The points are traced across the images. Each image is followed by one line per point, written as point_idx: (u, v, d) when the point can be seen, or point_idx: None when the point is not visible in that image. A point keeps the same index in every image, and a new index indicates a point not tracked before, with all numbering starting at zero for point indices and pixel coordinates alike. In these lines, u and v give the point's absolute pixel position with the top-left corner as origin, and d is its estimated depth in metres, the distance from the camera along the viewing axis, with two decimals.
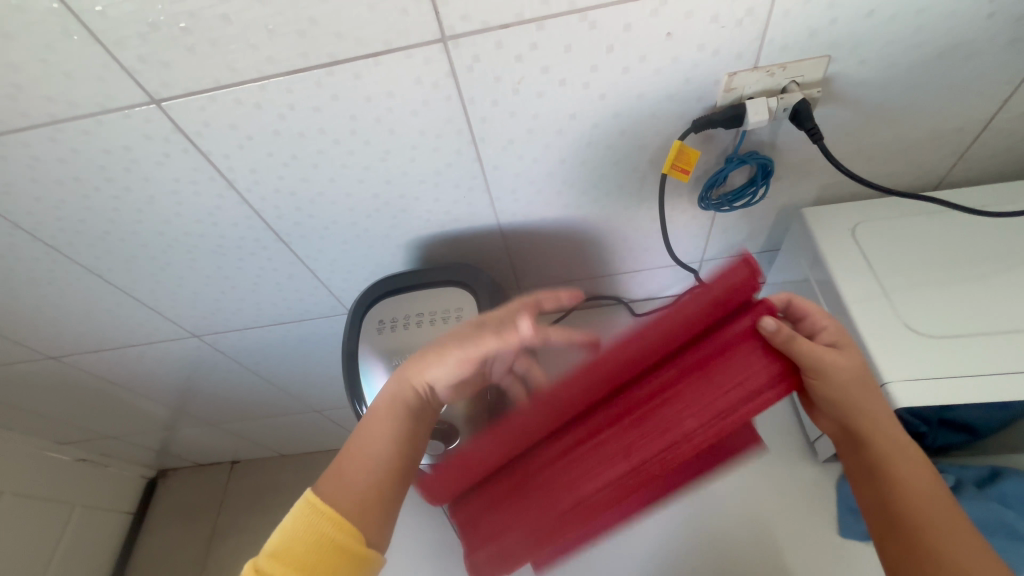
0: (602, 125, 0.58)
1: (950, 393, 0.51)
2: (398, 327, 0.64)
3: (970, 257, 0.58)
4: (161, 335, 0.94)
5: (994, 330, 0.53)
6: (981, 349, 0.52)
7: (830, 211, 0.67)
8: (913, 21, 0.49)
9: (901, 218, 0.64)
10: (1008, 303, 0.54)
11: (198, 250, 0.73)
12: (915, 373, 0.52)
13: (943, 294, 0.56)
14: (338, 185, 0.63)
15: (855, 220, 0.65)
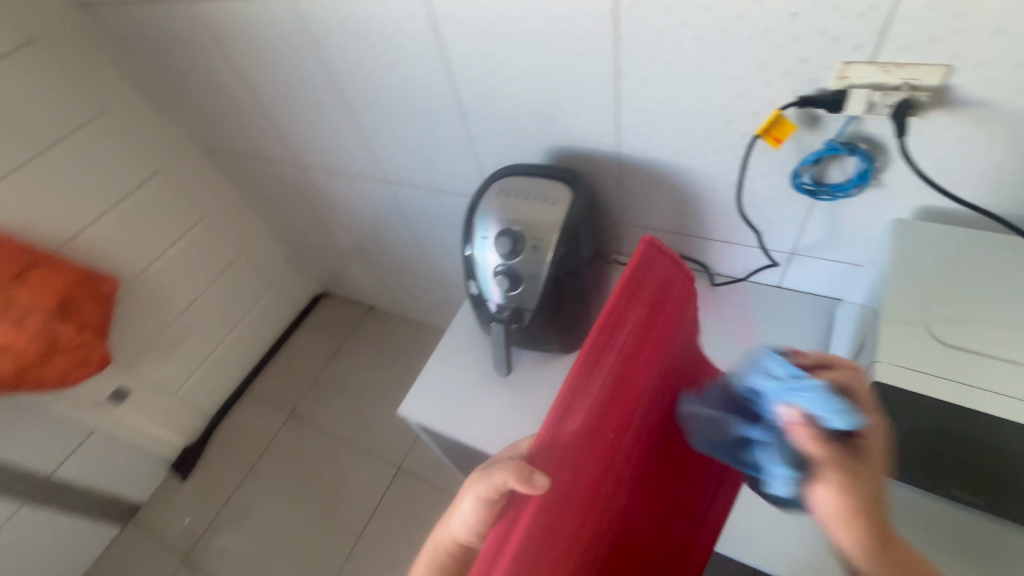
0: (722, 86, 0.69)
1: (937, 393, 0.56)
2: (510, 195, 0.85)
3: None
4: (367, 172, 1.31)
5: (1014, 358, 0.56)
6: (991, 372, 0.56)
7: (926, 228, 0.70)
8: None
9: (994, 257, 0.65)
10: None
11: (411, 111, 1.03)
12: (910, 365, 0.58)
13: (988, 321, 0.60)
14: (513, 83, 0.86)
15: (943, 243, 0.67)
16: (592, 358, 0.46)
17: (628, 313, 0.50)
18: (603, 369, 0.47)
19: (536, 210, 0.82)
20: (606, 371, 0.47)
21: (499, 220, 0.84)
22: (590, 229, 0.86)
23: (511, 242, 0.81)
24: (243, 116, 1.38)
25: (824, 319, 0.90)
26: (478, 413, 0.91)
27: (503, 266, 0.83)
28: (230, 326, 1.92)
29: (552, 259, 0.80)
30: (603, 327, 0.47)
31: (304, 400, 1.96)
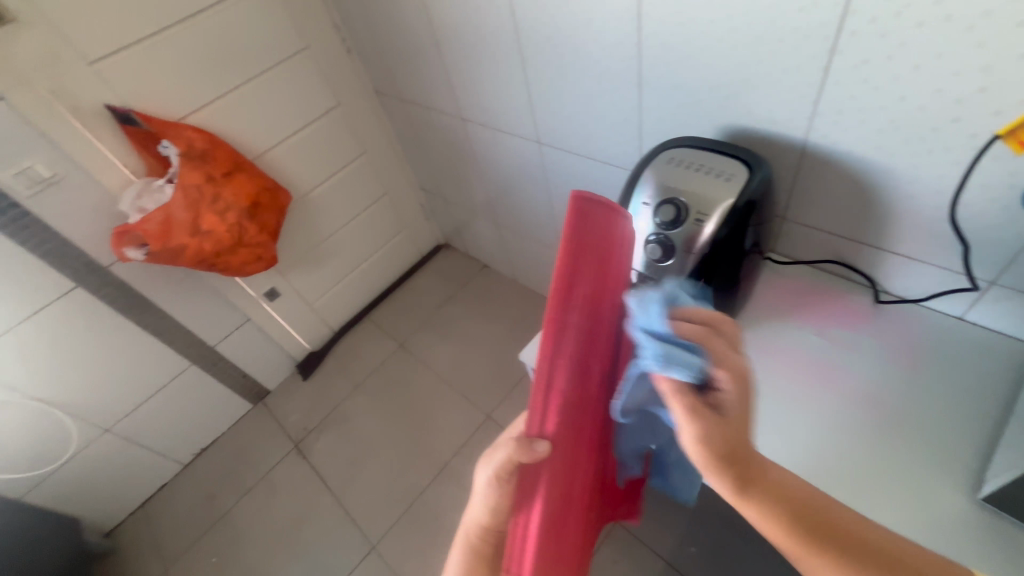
0: (965, 76, 0.62)
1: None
2: (680, 166, 0.85)
3: None
4: (522, 132, 1.36)
5: None
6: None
7: None
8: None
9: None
10: None
11: (585, 74, 1.05)
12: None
13: None
14: (706, 54, 0.84)
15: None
16: (564, 342, 0.46)
17: (572, 289, 0.47)
18: (567, 366, 0.47)
19: (705, 183, 0.80)
20: (571, 368, 0.47)
21: (663, 188, 0.84)
22: (760, 214, 0.83)
23: (675, 210, 0.81)
24: (419, 64, 1.49)
25: (1014, 363, 0.78)
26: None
27: (659, 233, 0.82)
28: (364, 256, 2.13)
29: (720, 234, 0.78)
30: (565, 314, 0.46)
31: (412, 336, 2.13)
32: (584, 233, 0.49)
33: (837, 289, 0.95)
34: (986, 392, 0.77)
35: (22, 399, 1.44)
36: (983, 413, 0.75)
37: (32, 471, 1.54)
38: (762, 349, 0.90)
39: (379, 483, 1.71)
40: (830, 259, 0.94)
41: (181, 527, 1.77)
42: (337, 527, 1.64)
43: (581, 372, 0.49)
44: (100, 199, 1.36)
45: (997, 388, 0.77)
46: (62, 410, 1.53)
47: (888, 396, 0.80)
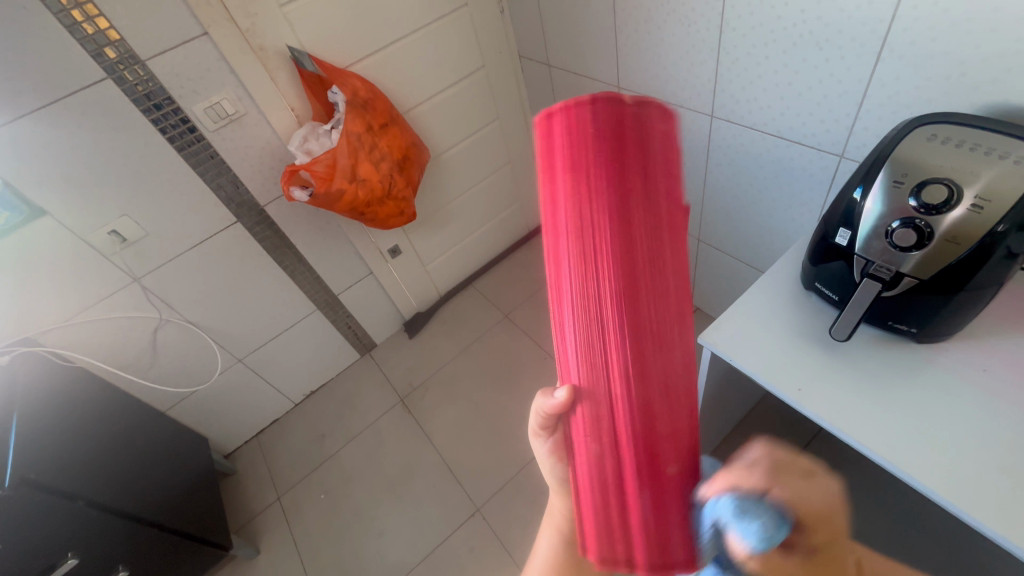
0: None
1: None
2: (947, 144, 0.74)
3: None
4: (691, 103, 1.28)
5: None
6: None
7: None
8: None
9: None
10: None
11: (804, 41, 0.95)
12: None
13: None
14: (992, 17, 0.72)
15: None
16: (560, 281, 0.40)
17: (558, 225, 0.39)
18: (569, 303, 0.40)
19: (987, 165, 0.70)
20: (575, 323, 0.41)
21: (927, 167, 0.73)
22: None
23: (945, 191, 0.71)
24: (581, 27, 1.44)
25: None
26: (793, 369, 0.86)
27: (915, 217, 0.72)
28: (479, 222, 2.13)
29: (1003, 220, 0.67)
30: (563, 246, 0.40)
31: (516, 308, 2.11)
32: (575, 145, 0.38)
33: None
34: None
35: (181, 322, 1.56)
36: None
37: (179, 388, 1.67)
38: (1004, 363, 0.79)
39: (483, 447, 1.72)
40: None
41: (293, 461, 1.87)
42: (442, 484, 1.67)
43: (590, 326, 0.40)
44: (269, 140, 1.42)
45: None
46: (210, 336, 1.65)
47: None
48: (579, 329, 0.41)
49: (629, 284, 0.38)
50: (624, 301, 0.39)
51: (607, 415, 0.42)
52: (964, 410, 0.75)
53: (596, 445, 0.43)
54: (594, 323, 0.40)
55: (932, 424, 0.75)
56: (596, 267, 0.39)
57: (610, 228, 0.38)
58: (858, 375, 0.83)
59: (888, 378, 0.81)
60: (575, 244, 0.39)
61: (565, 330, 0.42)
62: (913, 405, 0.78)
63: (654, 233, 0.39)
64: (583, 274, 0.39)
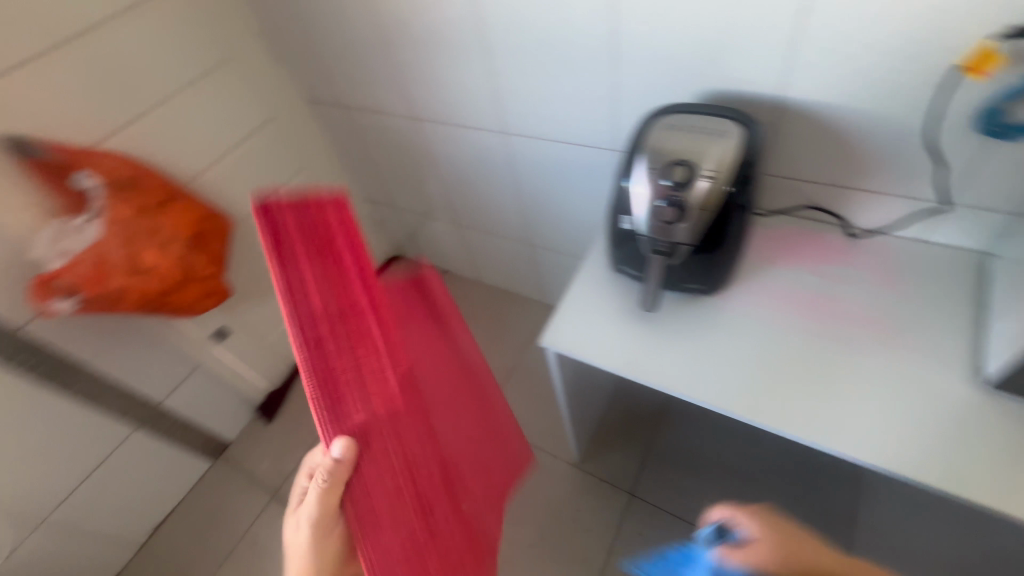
0: (920, 21, 0.71)
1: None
2: (677, 130, 0.88)
3: None
4: (483, 125, 1.35)
5: None
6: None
7: None
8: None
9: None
10: None
11: (555, 59, 1.07)
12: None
13: None
14: (681, 24, 0.88)
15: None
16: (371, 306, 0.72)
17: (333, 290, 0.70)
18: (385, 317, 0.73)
19: (708, 142, 0.85)
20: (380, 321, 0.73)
21: (668, 151, 0.86)
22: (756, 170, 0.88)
23: (687, 170, 0.84)
24: (363, 66, 1.43)
25: (973, 270, 0.92)
26: (638, 354, 0.93)
27: (671, 194, 0.84)
28: None
29: (731, 186, 0.84)
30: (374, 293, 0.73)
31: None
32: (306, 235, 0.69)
33: (819, 232, 1.03)
34: (950, 294, 0.90)
35: None
36: (959, 318, 0.87)
37: None
38: (770, 290, 0.97)
39: None
40: (803, 205, 1.03)
41: None
42: None
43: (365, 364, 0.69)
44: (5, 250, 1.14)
45: (968, 298, 0.89)
46: None
47: (879, 311, 0.90)
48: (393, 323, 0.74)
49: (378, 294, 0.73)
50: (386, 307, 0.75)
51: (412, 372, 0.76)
52: (753, 338, 0.91)
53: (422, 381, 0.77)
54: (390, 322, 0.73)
55: (732, 357, 0.90)
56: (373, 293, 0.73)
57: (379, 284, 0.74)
58: (674, 332, 0.95)
59: (695, 328, 0.95)
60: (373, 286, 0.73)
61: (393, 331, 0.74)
62: (716, 345, 0.92)
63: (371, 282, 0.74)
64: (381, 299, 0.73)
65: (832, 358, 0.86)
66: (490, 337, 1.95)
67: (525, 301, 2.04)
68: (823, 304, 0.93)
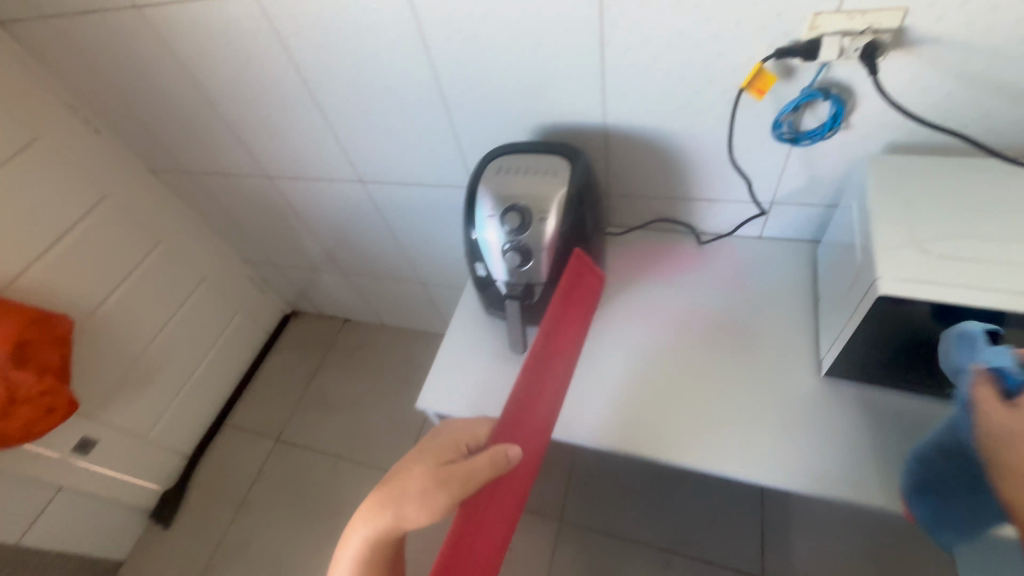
0: (704, 46, 0.74)
1: (943, 293, 0.60)
2: (510, 172, 0.86)
3: (992, 206, 0.68)
4: (338, 176, 1.29)
5: (998, 261, 0.62)
6: (971, 269, 0.61)
7: (894, 162, 0.76)
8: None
9: (966, 177, 0.71)
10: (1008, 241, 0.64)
11: (389, 106, 1.03)
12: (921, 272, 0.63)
13: (963, 230, 0.66)
14: (496, 65, 0.87)
15: (916, 169, 0.74)
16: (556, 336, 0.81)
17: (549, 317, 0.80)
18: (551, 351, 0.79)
19: (539, 182, 0.84)
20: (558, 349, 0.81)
21: (504, 197, 0.85)
22: (591, 202, 0.88)
23: (520, 217, 0.82)
24: (197, 129, 1.31)
25: (807, 259, 0.98)
26: (590, 427, 0.85)
27: (514, 241, 0.83)
28: (198, 355, 1.81)
29: (565, 223, 0.84)
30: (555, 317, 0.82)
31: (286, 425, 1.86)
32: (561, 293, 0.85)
33: (673, 241, 1.06)
34: (790, 287, 0.96)
35: None
36: (800, 309, 0.93)
37: None
38: (631, 312, 0.98)
39: None
40: (656, 218, 1.06)
41: None
42: None
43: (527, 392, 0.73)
44: None
45: (805, 289, 0.95)
46: None
47: (732, 313, 0.94)
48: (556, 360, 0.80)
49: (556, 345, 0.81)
50: (571, 336, 0.86)
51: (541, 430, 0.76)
52: (619, 363, 0.91)
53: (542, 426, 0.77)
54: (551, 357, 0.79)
55: (602, 386, 0.89)
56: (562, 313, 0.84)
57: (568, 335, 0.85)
58: None
59: None
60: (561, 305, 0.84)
61: (552, 363, 0.79)
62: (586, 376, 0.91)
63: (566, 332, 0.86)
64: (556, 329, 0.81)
65: (692, 371, 0.88)
66: (401, 383, 1.88)
67: (434, 338, 1.97)
68: (680, 316, 0.96)
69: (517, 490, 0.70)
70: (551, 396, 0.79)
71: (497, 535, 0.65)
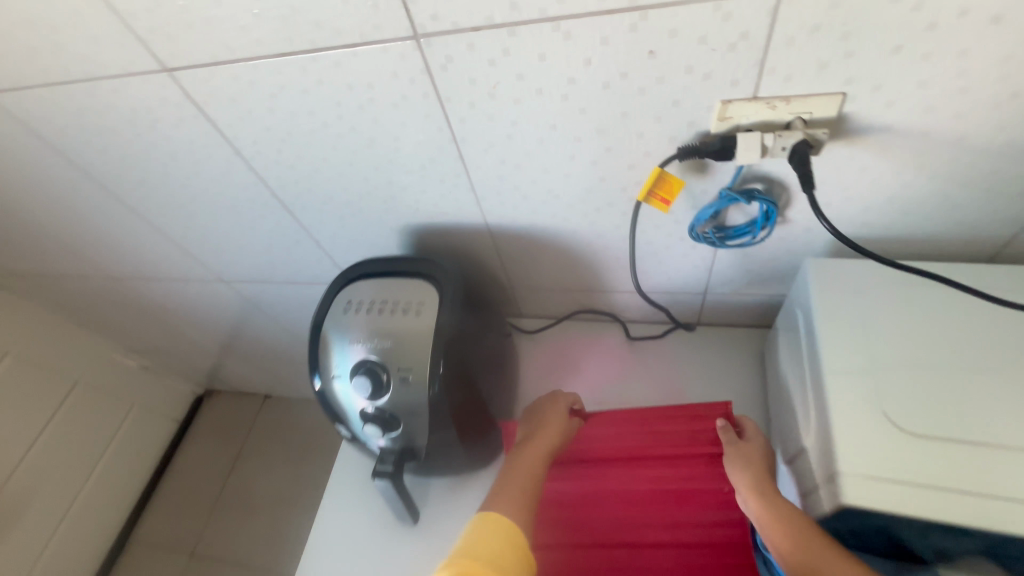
0: (585, 140, 0.54)
1: (930, 507, 0.43)
2: (360, 311, 0.65)
3: (970, 336, 0.51)
4: (195, 276, 1.05)
5: (988, 440, 0.45)
6: (961, 459, 0.45)
7: (840, 266, 0.58)
8: (993, 34, 0.39)
9: (938, 298, 0.54)
10: (998, 400, 0.47)
11: (221, 208, 0.81)
12: (896, 466, 0.45)
13: (940, 380, 0.49)
14: (331, 166, 0.66)
15: (873, 284, 0.56)
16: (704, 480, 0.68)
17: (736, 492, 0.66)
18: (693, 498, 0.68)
19: (395, 326, 0.62)
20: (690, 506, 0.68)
21: (354, 347, 0.64)
22: (473, 337, 0.66)
23: (370, 378, 0.61)
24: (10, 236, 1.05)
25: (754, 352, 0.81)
26: None
27: (370, 407, 0.63)
28: (84, 470, 1.55)
29: (433, 383, 0.61)
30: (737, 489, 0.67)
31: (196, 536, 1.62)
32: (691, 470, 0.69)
33: (598, 334, 0.87)
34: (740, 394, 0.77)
35: None
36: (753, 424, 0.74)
37: None
38: None
39: None
40: (578, 308, 0.86)
41: None
42: None
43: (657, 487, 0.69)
44: None
45: (758, 393, 0.76)
46: None
47: None
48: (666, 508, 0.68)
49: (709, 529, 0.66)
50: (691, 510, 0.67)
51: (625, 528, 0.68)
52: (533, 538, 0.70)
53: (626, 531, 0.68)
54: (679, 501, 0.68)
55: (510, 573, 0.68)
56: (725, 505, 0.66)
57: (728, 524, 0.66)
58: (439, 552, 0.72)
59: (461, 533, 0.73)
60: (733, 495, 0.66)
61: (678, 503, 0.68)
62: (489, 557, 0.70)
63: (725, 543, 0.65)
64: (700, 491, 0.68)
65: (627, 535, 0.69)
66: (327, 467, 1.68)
67: None
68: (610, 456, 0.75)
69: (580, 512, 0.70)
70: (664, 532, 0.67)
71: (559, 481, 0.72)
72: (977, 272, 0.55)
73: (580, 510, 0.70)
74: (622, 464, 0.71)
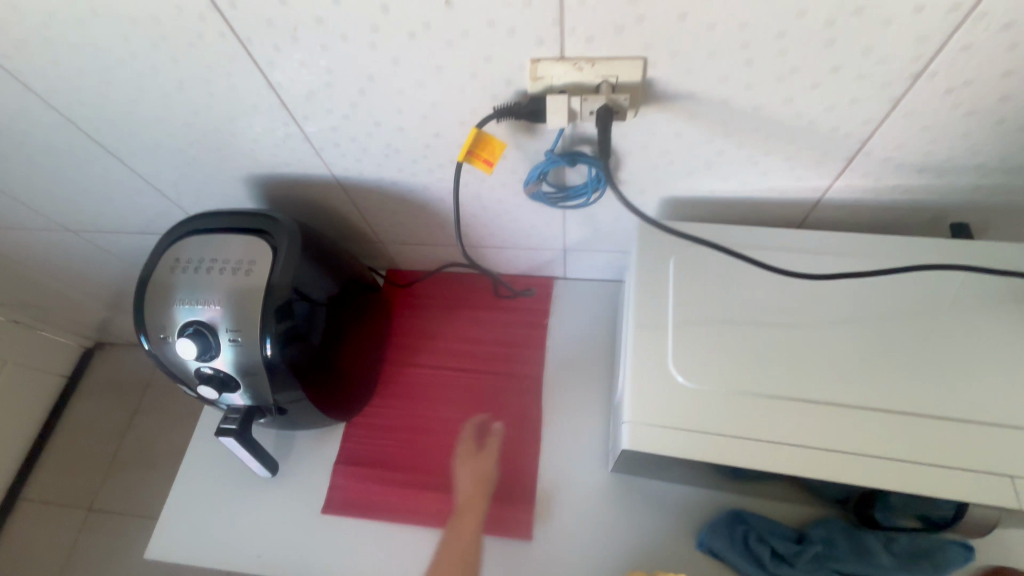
0: (409, 92, 0.52)
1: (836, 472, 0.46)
2: (189, 269, 0.62)
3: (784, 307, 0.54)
4: (32, 225, 0.93)
5: (778, 394, 0.49)
6: (852, 424, 0.48)
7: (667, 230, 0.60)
8: (765, 8, 0.39)
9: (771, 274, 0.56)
10: (790, 360, 0.51)
11: (32, 152, 0.70)
12: (782, 439, 0.47)
13: (749, 338, 0.52)
14: (143, 108, 0.59)
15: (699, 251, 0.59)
16: (513, 320, 0.84)
17: (535, 328, 0.83)
18: (502, 334, 0.83)
19: (223, 286, 0.60)
20: (497, 339, 0.83)
21: (181, 307, 0.60)
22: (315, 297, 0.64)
23: (199, 340, 0.59)
24: None
25: (612, 306, 0.84)
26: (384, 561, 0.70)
27: (206, 367, 0.61)
28: None
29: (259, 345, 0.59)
30: (537, 328, 0.83)
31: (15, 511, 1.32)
32: (506, 313, 0.85)
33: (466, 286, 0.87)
34: (596, 347, 0.81)
35: None
36: (597, 373, 0.80)
37: None
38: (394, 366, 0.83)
39: None
40: (449, 263, 0.86)
41: None
42: None
43: (476, 326, 0.85)
44: None
45: (608, 341, 0.82)
46: None
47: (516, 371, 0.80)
48: (478, 341, 0.83)
49: (507, 357, 0.82)
50: (496, 344, 0.83)
51: (444, 356, 0.83)
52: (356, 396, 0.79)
53: (441, 358, 0.83)
54: (490, 336, 0.84)
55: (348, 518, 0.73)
56: (524, 339, 0.83)
57: (524, 353, 0.82)
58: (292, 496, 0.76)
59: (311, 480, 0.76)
60: (532, 332, 0.83)
61: (490, 335, 0.84)
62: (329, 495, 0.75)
63: (516, 365, 0.81)
64: (508, 330, 0.84)
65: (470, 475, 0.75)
66: (187, 431, 1.39)
67: None
68: (445, 364, 0.82)
69: (410, 341, 0.84)
70: (473, 360, 0.82)
71: (401, 322, 0.86)
72: (782, 236, 0.58)
73: (410, 340, 0.84)
74: (452, 310, 0.86)
